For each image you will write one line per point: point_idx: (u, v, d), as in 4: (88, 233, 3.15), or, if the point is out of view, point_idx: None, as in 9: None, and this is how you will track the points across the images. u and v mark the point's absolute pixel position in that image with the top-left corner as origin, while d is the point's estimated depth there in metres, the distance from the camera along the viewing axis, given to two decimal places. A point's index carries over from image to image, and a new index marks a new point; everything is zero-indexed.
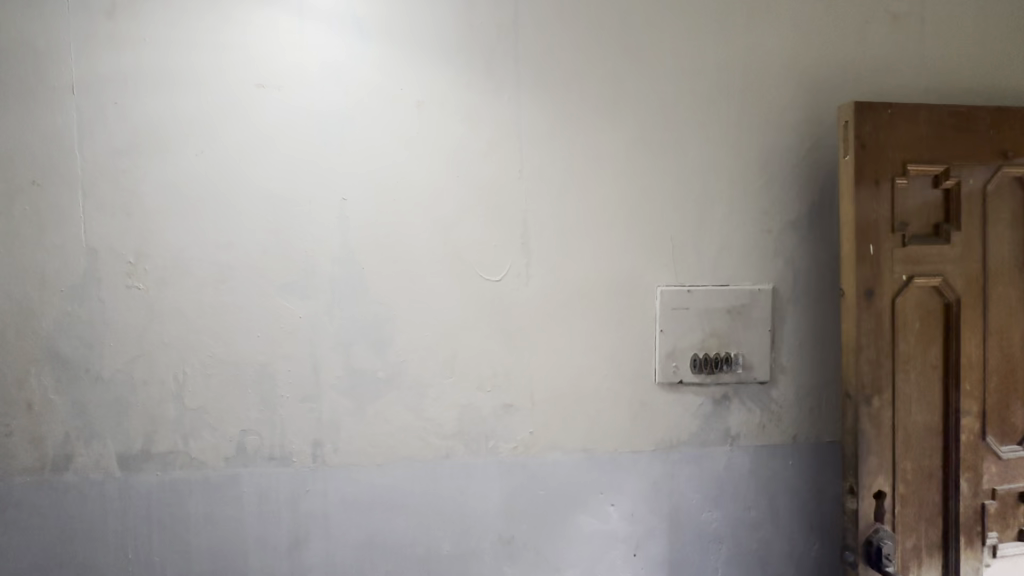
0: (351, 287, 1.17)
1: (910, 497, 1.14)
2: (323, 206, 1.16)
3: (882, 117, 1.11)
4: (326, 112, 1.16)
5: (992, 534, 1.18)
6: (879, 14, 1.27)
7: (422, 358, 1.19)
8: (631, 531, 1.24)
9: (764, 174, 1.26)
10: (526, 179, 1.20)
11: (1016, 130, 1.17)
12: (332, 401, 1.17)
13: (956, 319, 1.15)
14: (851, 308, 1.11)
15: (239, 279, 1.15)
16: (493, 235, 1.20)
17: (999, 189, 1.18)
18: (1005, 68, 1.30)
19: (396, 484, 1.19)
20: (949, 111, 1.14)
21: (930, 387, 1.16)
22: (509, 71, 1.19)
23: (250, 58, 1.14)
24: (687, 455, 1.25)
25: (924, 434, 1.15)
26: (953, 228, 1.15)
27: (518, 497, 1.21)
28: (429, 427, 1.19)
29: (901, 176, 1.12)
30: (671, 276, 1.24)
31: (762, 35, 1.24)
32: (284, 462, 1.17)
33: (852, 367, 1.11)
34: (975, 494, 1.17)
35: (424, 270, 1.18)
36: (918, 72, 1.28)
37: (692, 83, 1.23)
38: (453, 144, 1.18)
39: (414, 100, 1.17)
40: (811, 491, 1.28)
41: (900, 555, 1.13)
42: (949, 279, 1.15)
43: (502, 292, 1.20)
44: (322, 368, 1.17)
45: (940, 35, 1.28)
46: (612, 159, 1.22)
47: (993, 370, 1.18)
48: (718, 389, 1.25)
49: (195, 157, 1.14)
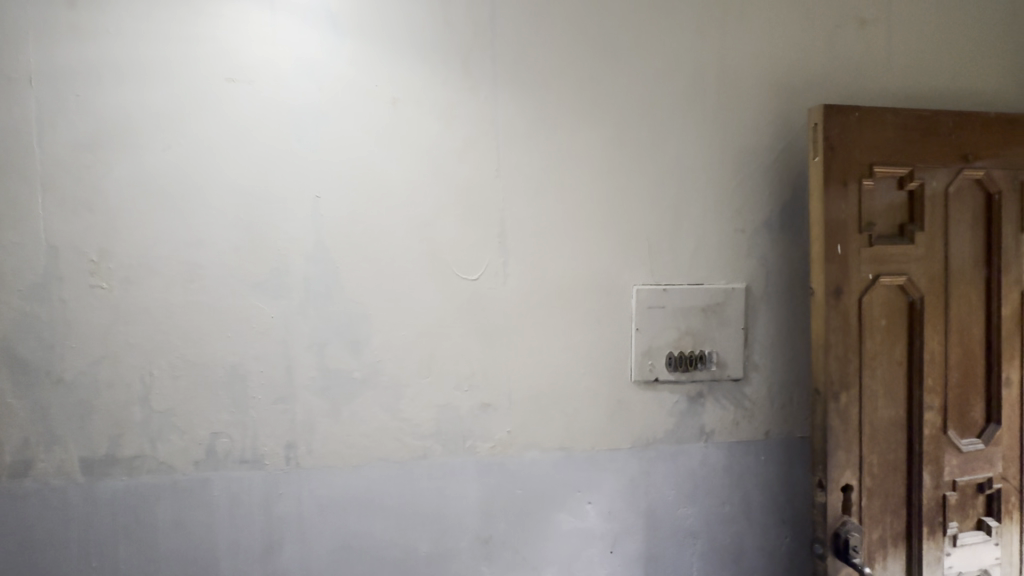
0: (325, 286, 1.15)
1: (876, 490, 1.17)
2: (296, 204, 1.14)
3: (849, 120, 1.13)
4: (300, 108, 1.13)
5: (953, 525, 1.22)
6: (849, 19, 1.30)
7: (399, 358, 1.18)
8: (608, 528, 1.25)
9: (738, 174, 1.28)
10: (502, 178, 1.19)
11: (976, 133, 1.21)
12: (306, 402, 1.16)
13: (919, 316, 1.19)
14: (820, 306, 1.13)
15: (208, 278, 1.12)
16: (471, 234, 1.19)
17: (960, 191, 1.22)
18: (968, 74, 1.35)
19: (373, 486, 1.18)
20: (914, 115, 1.17)
21: (895, 382, 1.19)
22: (486, 69, 1.18)
23: (220, 52, 1.11)
24: (663, 452, 1.26)
25: (889, 428, 1.19)
26: (917, 228, 1.18)
27: (495, 497, 1.21)
28: (406, 427, 1.18)
29: (868, 178, 1.15)
30: (647, 275, 1.25)
31: (737, 37, 1.26)
32: (256, 465, 1.15)
33: (821, 363, 1.14)
34: (937, 485, 1.21)
35: (400, 269, 1.17)
36: (885, 76, 1.31)
37: (667, 84, 1.24)
38: (429, 141, 1.17)
39: (389, 96, 1.16)
40: (782, 485, 1.31)
41: (866, 546, 1.17)
42: (913, 278, 1.18)
43: (479, 291, 1.19)
44: (296, 369, 1.15)
45: (905, 40, 1.32)
46: (590, 158, 1.22)
47: (954, 366, 1.22)
48: (693, 387, 1.27)
49: (163, 152, 1.11)
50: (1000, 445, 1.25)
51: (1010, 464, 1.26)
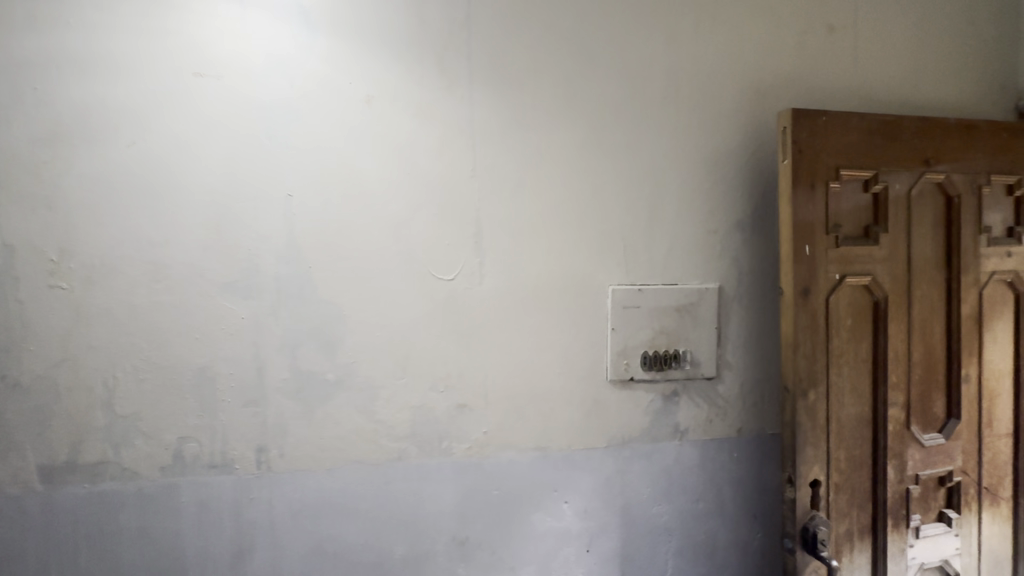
0: (297, 286, 1.13)
1: (843, 485, 1.20)
2: (267, 203, 1.12)
3: (817, 124, 1.16)
4: (271, 105, 1.11)
5: (915, 517, 1.26)
6: (818, 25, 1.33)
7: (373, 359, 1.16)
8: (584, 527, 1.25)
9: (711, 176, 1.30)
10: (478, 178, 1.19)
11: (937, 139, 1.26)
12: (278, 405, 1.13)
13: (884, 316, 1.23)
14: (789, 306, 1.16)
15: (176, 278, 1.09)
16: (447, 234, 1.18)
17: (922, 194, 1.26)
18: (930, 81, 1.39)
19: (346, 489, 1.16)
20: (878, 120, 1.21)
21: (861, 380, 1.22)
22: (462, 68, 1.18)
23: (188, 46, 1.08)
24: (638, 450, 1.27)
25: (856, 424, 1.22)
26: (881, 230, 1.22)
27: (471, 498, 1.21)
28: (381, 429, 1.17)
29: (835, 180, 1.18)
30: (622, 275, 1.26)
31: (710, 42, 1.28)
32: (226, 469, 1.12)
33: (790, 361, 1.16)
34: (900, 479, 1.25)
35: (375, 269, 1.16)
36: (851, 82, 1.35)
37: (641, 86, 1.26)
38: (405, 140, 1.16)
39: (363, 94, 1.14)
40: (754, 481, 1.33)
41: (834, 539, 1.19)
42: (877, 278, 1.22)
43: (455, 292, 1.19)
44: (268, 371, 1.13)
45: (872, 47, 1.36)
46: (566, 159, 1.23)
47: (917, 363, 1.26)
48: (668, 385, 1.29)
49: (127, 148, 1.07)
50: (959, 440, 1.29)
51: (969, 458, 1.30)
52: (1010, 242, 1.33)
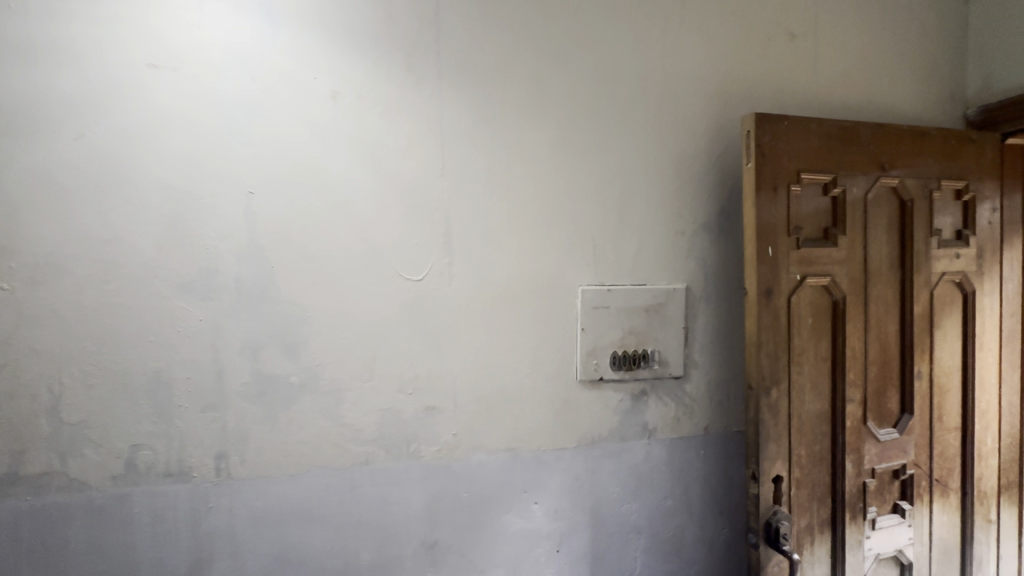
0: (260, 286, 1.10)
1: (805, 480, 1.24)
2: (227, 200, 1.08)
3: (779, 128, 1.19)
4: (231, 99, 1.07)
5: (872, 509, 1.31)
6: (780, 33, 1.36)
7: (339, 361, 1.14)
8: (554, 528, 1.25)
9: (678, 178, 1.32)
10: (447, 177, 1.18)
11: (891, 144, 1.31)
12: (239, 409, 1.09)
13: (842, 315, 1.27)
14: (752, 306, 1.18)
15: (127, 278, 1.04)
16: (415, 234, 1.16)
17: (878, 198, 1.30)
18: (886, 89, 1.45)
19: (311, 495, 1.13)
20: (836, 126, 1.25)
21: (821, 377, 1.26)
22: (431, 66, 1.16)
23: (142, 36, 1.04)
24: (607, 450, 1.28)
25: (816, 421, 1.26)
26: (839, 232, 1.26)
27: (440, 501, 1.19)
28: (347, 433, 1.14)
29: (796, 184, 1.21)
30: (592, 276, 1.26)
31: (678, 46, 1.30)
32: (182, 478, 1.07)
33: (754, 360, 1.19)
34: (858, 473, 1.29)
35: (340, 270, 1.13)
36: (812, 88, 1.39)
37: (610, 87, 1.26)
38: (371, 137, 1.14)
39: (329, 90, 1.11)
40: (720, 478, 1.36)
41: (795, 533, 1.23)
42: (836, 279, 1.26)
43: (423, 292, 1.17)
44: (227, 374, 1.09)
45: (831, 55, 1.40)
46: (536, 160, 1.23)
47: (873, 361, 1.31)
48: (636, 385, 1.30)
49: (74, 142, 1.02)
50: (912, 434, 1.35)
51: (921, 451, 1.36)
52: (959, 245, 1.39)
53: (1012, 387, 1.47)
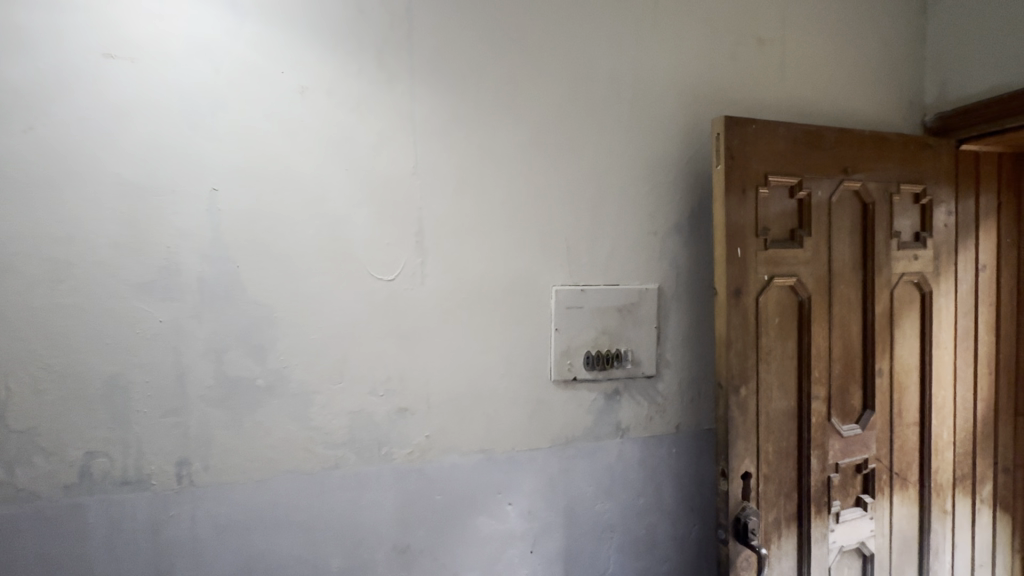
0: (224, 286, 1.06)
1: (772, 476, 1.27)
2: (189, 196, 1.04)
3: (747, 131, 1.21)
4: (194, 92, 1.03)
5: (836, 503, 1.35)
6: (749, 38, 1.39)
7: (308, 363, 1.11)
8: (528, 528, 1.25)
9: (651, 179, 1.33)
10: (420, 176, 1.16)
11: (854, 149, 1.35)
12: (202, 414, 1.06)
13: (807, 314, 1.30)
14: (722, 306, 1.20)
15: (82, 278, 0.99)
16: (387, 233, 1.15)
17: (842, 201, 1.34)
18: (849, 95, 1.50)
19: (278, 500, 1.10)
20: (802, 130, 1.28)
21: (787, 375, 1.29)
22: (403, 63, 1.14)
23: (99, 24, 0.99)
24: (581, 450, 1.29)
25: (783, 418, 1.29)
26: (805, 234, 1.29)
27: (413, 504, 1.17)
28: (316, 436, 1.12)
29: (763, 186, 1.24)
30: (565, 276, 1.26)
31: (650, 49, 1.32)
32: (141, 486, 1.03)
33: (723, 359, 1.21)
34: (822, 468, 1.33)
35: (308, 269, 1.10)
36: (779, 93, 1.42)
37: (584, 88, 1.27)
38: (342, 135, 1.11)
39: (297, 85, 1.09)
40: (691, 475, 1.38)
41: (763, 528, 1.25)
42: (802, 279, 1.29)
43: (395, 292, 1.15)
44: (190, 378, 1.05)
45: (797, 61, 1.44)
46: (509, 160, 1.22)
47: (837, 359, 1.35)
48: (610, 384, 1.31)
49: (24, 135, 0.96)
50: (874, 429, 1.39)
51: (882, 446, 1.41)
52: (917, 246, 1.45)
53: (965, 383, 1.53)
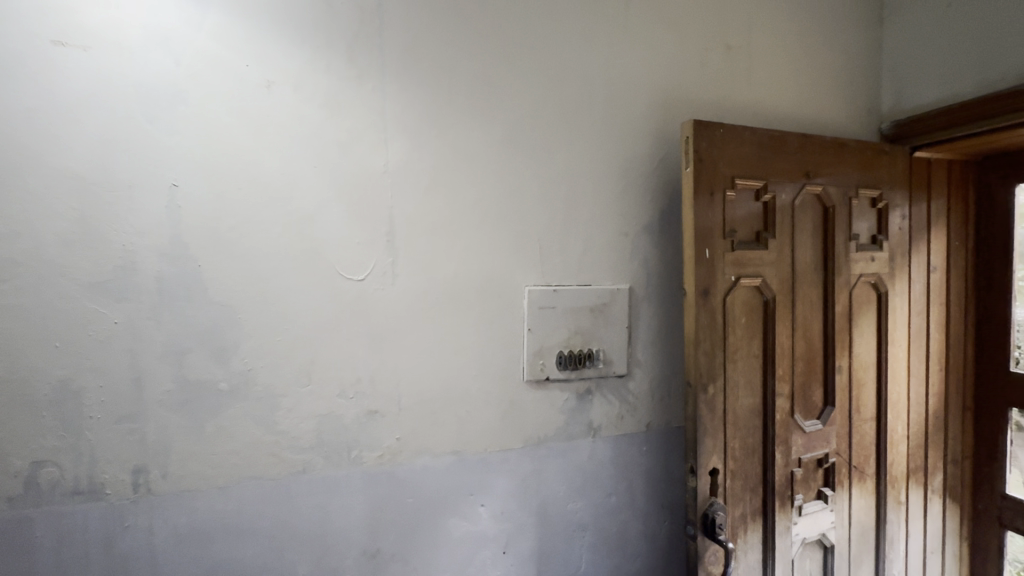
0: (185, 286, 1.02)
1: (738, 471, 1.30)
2: (147, 192, 0.99)
3: (715, 135, 1.24)
4: (152, 84, 0.99)
5: (798, 496, 1.39)
6: (717, 44, 1.43)
7: (274, 365, 1.08)
8: (501, 529, 1.25)
9: (623, 180, 1.35)
10: (391, 174, 1.14)
11: (815, 154, 1.40)
12: (160, 419, 1.01)
13: (772, 314, 1.34)
14: (691, 306, 1.22)
15: (27, 277, 0.94)
16: (357, 232, 1.12)
17: (804, 204, 1.39)
18: (812, 103, 1.55)
19: (242, 508, 1.06)
20: (767, 135, 1.32)
21: (753, 373, 1.33)
22: (374, 59, 1.12)
23: (48, 9, 0.94)
24: (553, 449, 1.29)
25: (749, 415, 1.32)
26: (769, 235, 1.33)
27: (383, 508, 1.15)
28: (282, 441, 1.08)
29: (730, 189, 1.27)
30: (538, 276, 1.27)
31: (622, 52, 1.33)
32: (93, 496, 0.98)
33: (692, 358, 1.23)
34: (786, 462, 1.37)
35: (275, 269, 1.07)
36: (746, 99, 1.46)
37: (556, 89, 1.27)
38: (310, 132, 1.09)
39: (263, 79, 1.05)
40: (661, 473, 1.40)
41: (730, 523, 1.28)
42: (767, 280, 1.33)
43: (366, 292, 1.13)
44: (147, 382, 1.00)
45: (762, 68, 1.48)
46: (482, 160, 1.22)
47: (799, 357, 1.40)
48: (582, 384, 1.32)
49: None
50: (834, 425, 1.44)
51: (841, 441, 1.46)
52: (874, 248, 1.51)
53: (918, 379, 1.61)
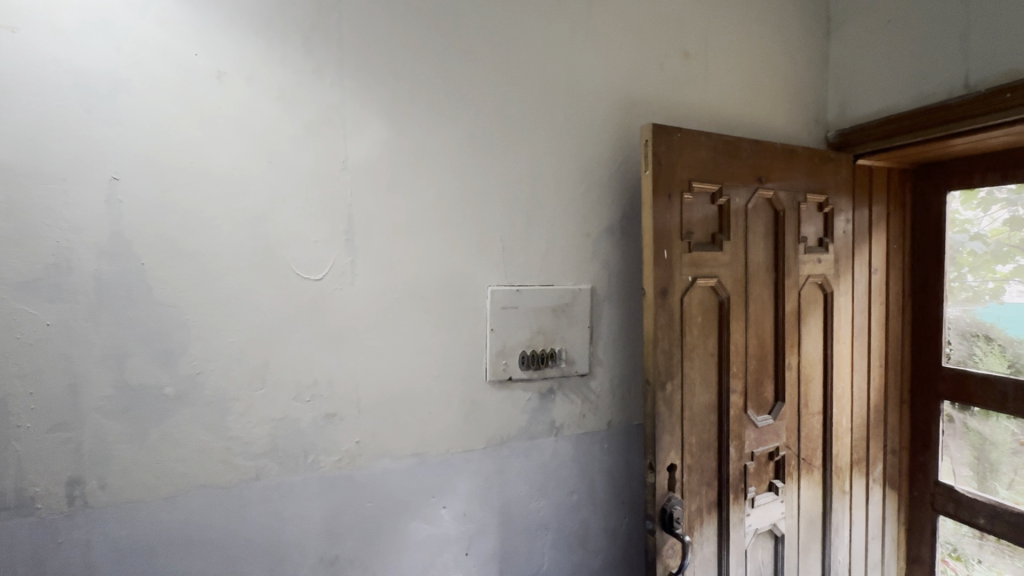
0: (126, 284, 0.96)
1: (695, 466, 1.34)
2: (85, 185, 0.93)
3: (673, 139, 1.28)
4: (91, 71, 0.93)
5: (751, 489, 1.44)
6: (675, 51, 1.47)
7: (225, 368, 1.03)
8: (463, 531, 1.24)
9: (585, 182, 1.36)
10: (350, 171, 1.12)
11: (767, 160, 1.45)
12: (99, 427, 0.95)
13: (726, 313, 1.39)
14: (650, 306, 1.25)
15: None
16: (314, 230, 1.09)
17: (757, 208, 1.45)
18: (764, 110, 1.61)
19: (190, 518, 1.01)
20: (722, 140, 1.37)
21: (709, 371, 1.37)
22: (332, 53, 1.10)
23: None
24: (516, 449, 1.29)
25: (705, 412, 1.36)
26: (724, 238, 1.38)
27: (341, 514, 1.12)
28: (234, 447, 1.04)
29: (687, 192, 1.30)
30: (501, 276, 1.27)
31: (583, 55, 1.35)
32: (22, 511, 0.91)
33: (651, 357, 1.26)
34: (740, 457, 1.42)
35: (226, 267, 1.03)
36: (703, 105, 1.51)
37: (519, 90, 1.28)
38: (265, 126, 1.05)
39: (213, 69, 1.01)
40: (622, 470, 1.43)
41: (687, 517, 1.32)
42: (722, 281, 1.38)
43: (323, 292, 1.10)
44: (84, 388, 0.94)
45: (718, 76, 1.53)
46: (444, 159, 1.20)
47: (752, 355, 1.45)
48: (545, 383, 1.32)
49: None
50: (784, 419, 1.51)
51: (791, 434, 1.53)
52: (821, 251, 1.59)
53: (861, 374, 1.70)
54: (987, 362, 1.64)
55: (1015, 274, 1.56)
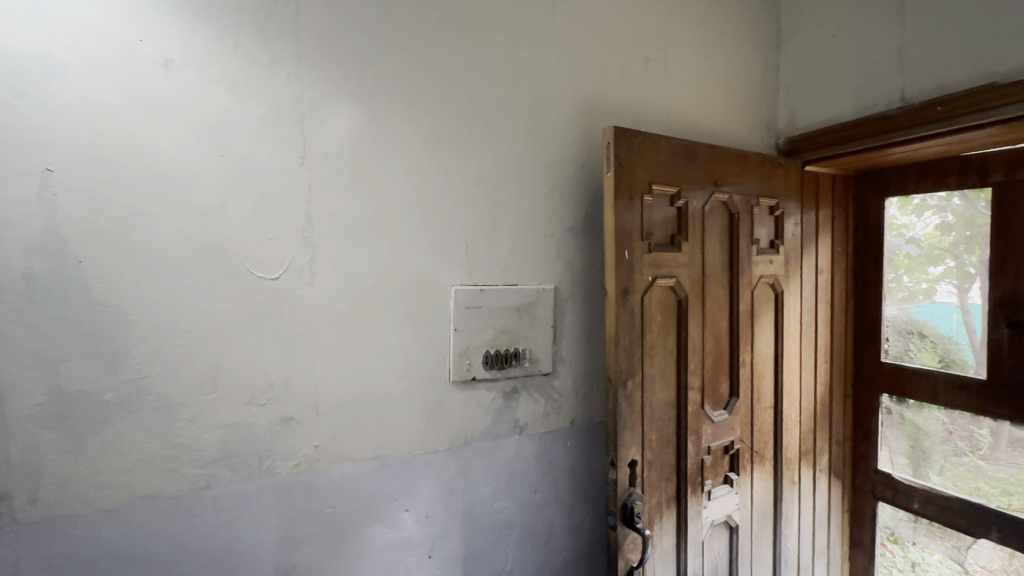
0: (62, 283, 0.90)
1: (655, 461, 1.37)
2: (14, 176, 0.86)
3: (634, 142, 1.30)
4: (20, 53, 0.86)
5: (708, 482, 1.49)
6: (636, 56, 1.50)
7: (173, 372, 0.98)
8: (426, 533, 1.22)
9: (548, 182, 1.38)
10: (308, 168, 1.08)
11: (722, 165, 1.51)
12: (29, 437, 0.88)
13: (685, 312, 1.43)
14: (612, 305, 1.27)
15: None
16: (270, 227, 1.05)
17: (713, 210, 1.50)
18: (719, 116, 1.67)
19: (133, 530, 0.96)
20: (681, 144, 1.41)
21: (668, 369, 1.41)
22: (289, 44, 1.06)
23: None
24: (479, 450, 1.29)
25: (665, 408, 1.40)
26: (682, 239, 1.42)
27: (299, 520, 1.09)
28: (182, 454, 0.99)
29: (647, 194, 1.34)
30: (465, 275, 1.26)
31: (546, 57, 1.36)
32: None
33: (613, 355, 1.28)
34: (697, 451, 1.47)
35: (174, 265, 0.98)
36: (662, 110, 1.55)
37: (483, 88, 1.28)
38: (216, 118, 1.00)
39: (159, 56, 0.96)
40: (585, 467, 1.45)
41: (647, 511, 1.35)
42: (680, 281, 1.42)
43: (280, 292, 1.06)
44: (12, 395, 0.87)
45: (676, 82, 1.58)
46: (406, 156, 1.19)
47: (708, 352, 1.50)
48: (508, 383, 1.33)
49: None
50: (738, 414, 1.57)
51: (744, 428, 1.59)
52: (772, 252, 1.66)
53: (808, 370, 1.79)
54: (921, 357, 1.77)
55: (945, 275, 1.69)
